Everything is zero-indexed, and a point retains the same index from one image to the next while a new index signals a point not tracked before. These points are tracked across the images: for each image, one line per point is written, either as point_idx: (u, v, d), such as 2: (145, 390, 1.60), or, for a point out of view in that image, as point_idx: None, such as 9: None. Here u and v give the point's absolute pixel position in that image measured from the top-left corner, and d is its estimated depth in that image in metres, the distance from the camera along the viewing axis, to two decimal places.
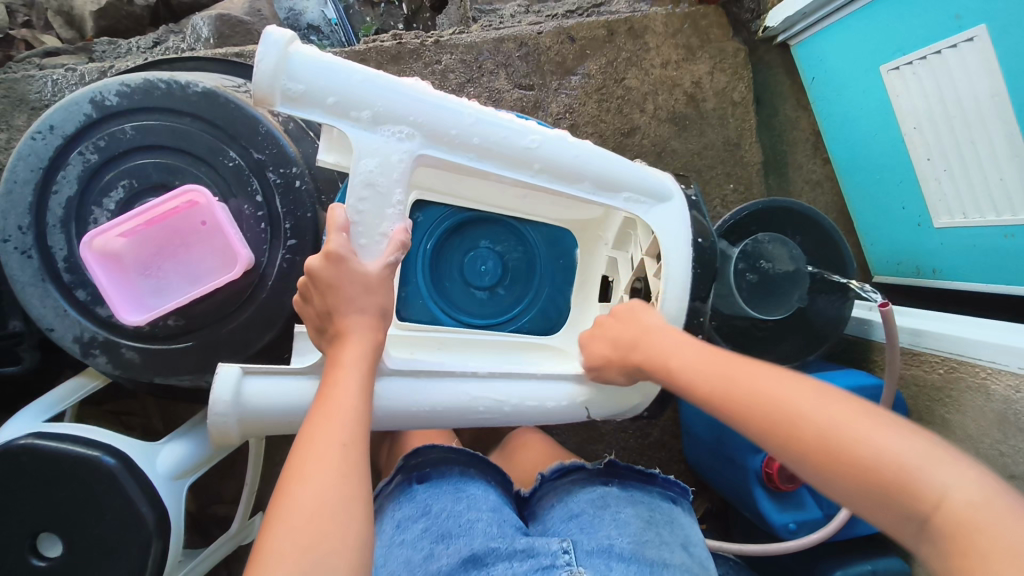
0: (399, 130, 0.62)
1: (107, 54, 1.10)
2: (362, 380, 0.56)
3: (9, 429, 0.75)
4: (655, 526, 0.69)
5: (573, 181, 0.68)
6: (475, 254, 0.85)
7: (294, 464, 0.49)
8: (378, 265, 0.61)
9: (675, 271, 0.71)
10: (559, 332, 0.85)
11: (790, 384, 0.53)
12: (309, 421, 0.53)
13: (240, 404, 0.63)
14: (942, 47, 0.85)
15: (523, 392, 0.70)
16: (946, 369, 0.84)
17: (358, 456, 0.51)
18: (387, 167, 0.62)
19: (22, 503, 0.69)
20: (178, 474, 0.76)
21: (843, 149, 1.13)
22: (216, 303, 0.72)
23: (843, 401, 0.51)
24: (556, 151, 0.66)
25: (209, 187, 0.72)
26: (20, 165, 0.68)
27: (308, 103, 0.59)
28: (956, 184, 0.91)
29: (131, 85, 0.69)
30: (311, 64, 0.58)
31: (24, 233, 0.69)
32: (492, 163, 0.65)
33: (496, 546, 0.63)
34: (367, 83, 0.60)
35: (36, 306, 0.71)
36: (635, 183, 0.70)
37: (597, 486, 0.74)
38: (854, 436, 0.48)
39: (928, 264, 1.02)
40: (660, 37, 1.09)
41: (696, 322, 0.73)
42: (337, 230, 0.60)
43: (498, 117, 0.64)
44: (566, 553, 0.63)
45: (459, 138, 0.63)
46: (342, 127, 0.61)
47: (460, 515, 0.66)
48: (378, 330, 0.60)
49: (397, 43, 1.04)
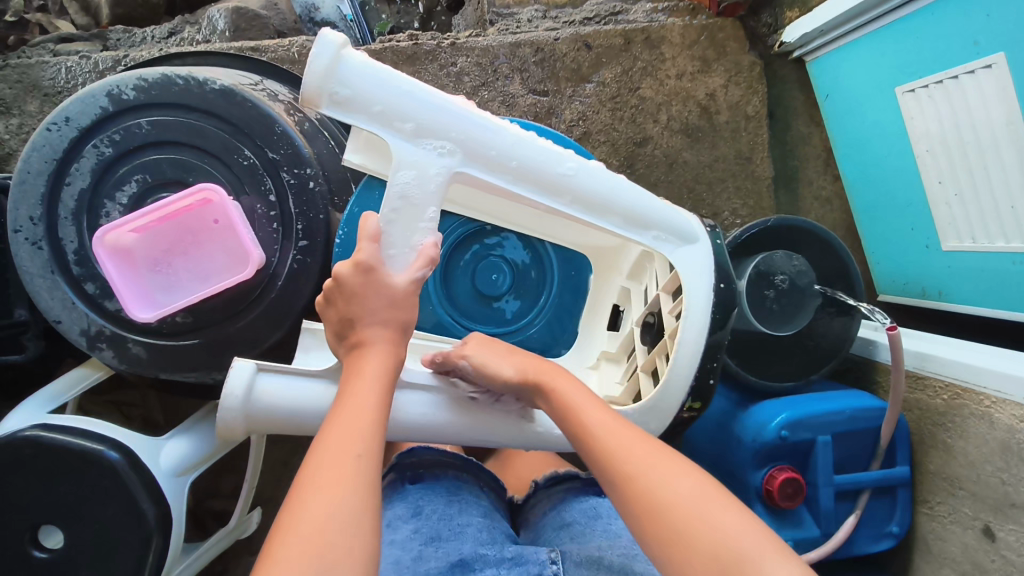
0: (440, 145, 0.62)
1: (121, 42, 1.10)
2: (379, 392, 0.56)
3: (13, 420, 0.75)
4: None
5: (600, 213, 0.66)
6: (489, 261, 0.83)
7: (309, 474, 0.49)
8: (405, 277, 0.60)
9: (693, 314, 0.66)
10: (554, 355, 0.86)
11: (662, 462, 0.53)
12: (325, 430, 0.53)
13: (250, 400, 0.63)
14: (958, 72, 0.85)
15: (465, 410, 0.68)
16: (950, 395, 0.85)
17: (372, 470, 0.50)
18: (423, 181, 0.62)
19: (23, 496, 0.69)
20: (180, 471, 0.76)
21: (854, 169, 1.13)
22: (225, 301, 0.72)
23: (701, 486, 0.51)
24: (590, 181, 0.65)
25: (223, 185, 0.72)
26: (34, 156, 0.68)
27: (355, 109, 0.59)
28: (966, 208, 0.91)
29: (148, 80, 0.69)
30: (361, 69, 0.59)
31: (36, 224, 0.69)
32: (527, 188, 0.64)
33: (485, 553, 0.63)
34: (413, 96, 0.60)
35: (44, 298, 0.71)
36: (663, 220, 0.67)
37: (590, 496, 0.76)
38: (692, 523, 0.48)
39: (935, 286, 1.02)
40: (676, 48, 1.09)
41: (709, 366, 0.67)
42: (369, 239, 0.59)
43: (538, 142, 0.64)
44: (554, 563, 0.61)
45: (497, 160, 0.63)
46: (384, 135, 0.61)
47: (451, 519, 0.67)
48: (399, 344, 0.60)
49: (412, 44, 1.04)
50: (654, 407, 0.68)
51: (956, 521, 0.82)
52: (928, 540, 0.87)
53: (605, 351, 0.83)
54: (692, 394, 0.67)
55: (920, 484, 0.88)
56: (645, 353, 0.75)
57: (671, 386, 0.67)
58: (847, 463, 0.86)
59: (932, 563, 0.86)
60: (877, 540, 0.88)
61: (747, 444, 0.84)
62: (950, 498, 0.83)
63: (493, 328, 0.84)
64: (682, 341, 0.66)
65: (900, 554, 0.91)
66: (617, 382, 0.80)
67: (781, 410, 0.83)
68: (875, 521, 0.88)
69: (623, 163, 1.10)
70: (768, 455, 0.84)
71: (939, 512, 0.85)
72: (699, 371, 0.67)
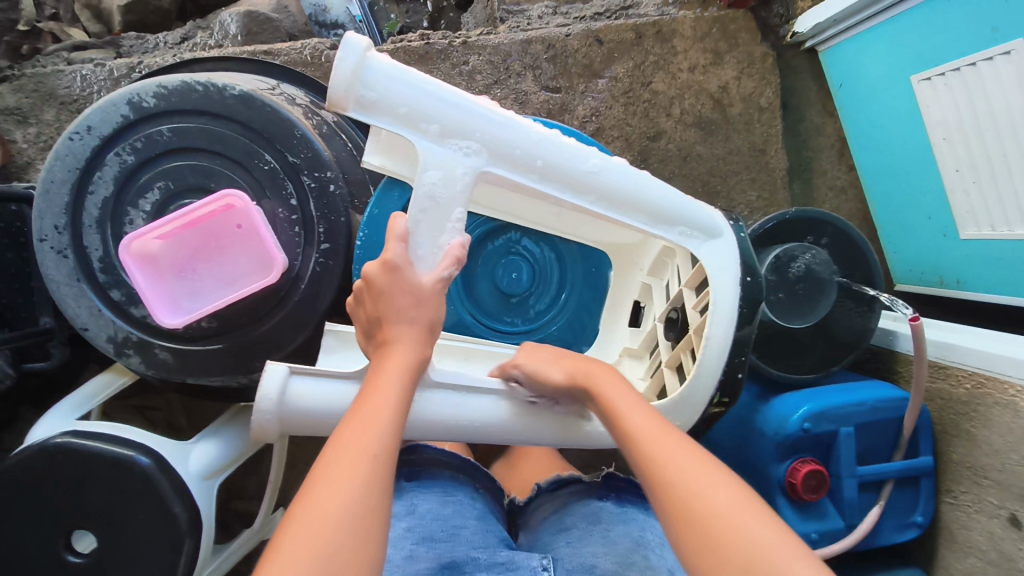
0: (466, 145, 0.62)
1: (134, 48, 1.10)
2: (401, 392, 0.56)
3: (43, 427, 0.75)
4: (644, 547, 0.67)
5: (626, 210, 0.66)
6: (509, 260, 0.83)
7: (323, 466, 0.49)
8: (432, 277, 0.60)
9: (721, 307, 0.66)
10: (578, 353, 0.86)
11: (693, 465, 0.52)
12: (344, 425, 0.53)
13: (284, 403, 0.63)
14: (976, 60, 0.85)
15: (496, 409, 0.67)
16: (973, 384, 0.85)
17: (386, 471, 0.50)
18: (451, 181, 0.62)
19: (55, 501, 0.70)
20: (208, 474, 0.77)
21: (869, 159, 1.12)
22: (249, 306, 0.73)
23: (742, 497, 0.49)
24: (615, 178, 0.65)
25: (244, 190, 0.72)
26: (57, 165, 0.69)
27: (382, 111, 0.60)
28: (985, 196, 0.90)
29: (168, 87, 0.69)
30: (387, 72, 0.59)
31: (60, 233, 0.70)
32: (553, 186, 0.64)
33: (477, 556, 0.63)
34: (439, 97, 0.60)
35: (70, 306, 0.71)
36: (689, 217, 0.67)
37: (593, 499, 0.76)
38: (726, 532, 0.47)
39: (954, 273, 1.02)
40: (688, 41, 1.08)
41: (737, 361, 0.67)
42: (398, 239, 0.60)
43: (563, 140, 0.64)
44: (546, 570, 0.62)
45: (523, 159, 0.63)
46: (411, 137, 0.61)
47: (446, 520, 0.68)
48: (425, 344, 0.60)
49: (424, 44, 1.04)
50: (682, 403, 0.68)
51: (981, 510, 0.82)
52: (951, 529, 0.87)
53: (626, 347, 0.84)
54: (721, 389, 0.67)
55: (944, 473, 0.88)
56: (669, 348, 0.75)
57: (699, 380, 0.67)
58: (868, 454, 0.87)
59: (956, 552, 0.86)
60: (901, 530, 0.88)
61: (769, 436, 0.84)
62: (975, 486, 0.83)
63: (516, 329, 0.85)
64: (710, 335, 0.66)
65: (924, 543, 0.91)
66: (640, 378, 0.80)
67: (802, 403, 0.84)
68: (898, 510, 0.87)
69: (636, 158, 1.10)
70: (791, 447, 0.83)
71: (963, 501, 0.85)
72: (727, 366, 0.67)
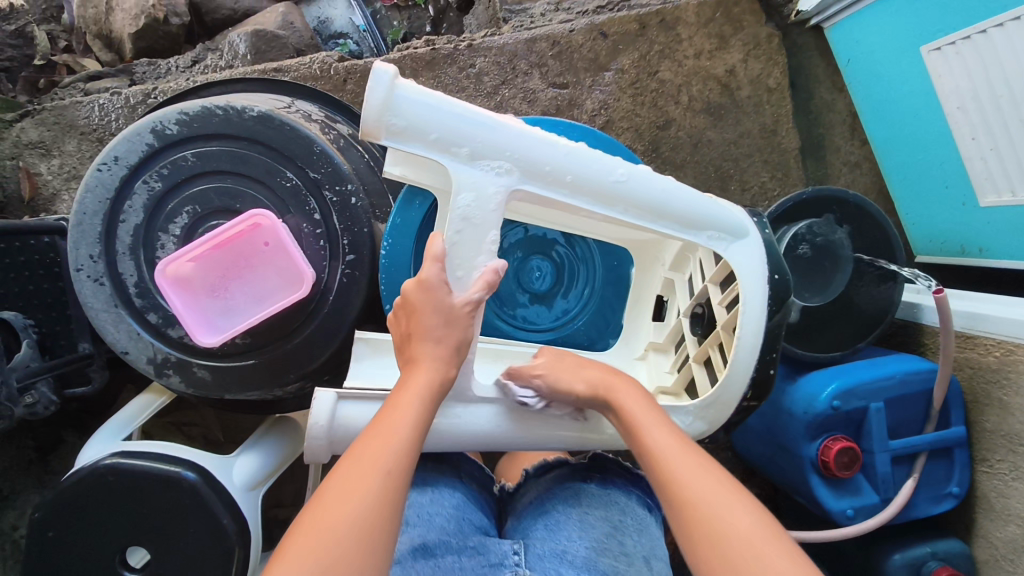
0: (497, 165, 0.62)
1: (147, 75, 1.13)
2: (419, 411, 0.57)
3: (90, 450, 0.78)
4: (620, 532, 0.69)
5: (653, 218, 0.67)
6: (531, 260, 0.85)
7: (335, 477, 0.50)
8: (463, 298, 0.61)
9: (750, 306, 0.66)
10: (602, 349, 0.87)
11: (716, 492, 0.53)
12: (361, 440, 0.54)
13: (334, 428, 0.65)
14: (986, 26, 0.84)
15: (496, 422, 0.67)
16: (1003, 352, 0.85)
17: (398, 489, 0.51)
18: (482, 202, 0.63)
19: (109, 520, 0.73)
20: (253, 485, 0.80)
21: (883, 133, 1.12)
22: (281, 321, 0.75)
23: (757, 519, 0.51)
24: (643, 187, 0.65)
25: (269, 209, 0.74)
26: (88, 197, 0.71)
27: (411, 137, 0.60)
28: (1003, 162, 0.90)
29: (190, 113, 0.71)
30: (415, 98, 0.59)
31: (96, 262, 0.72)
32: (584, 199, 0.65)
33: (449, 540, 0.67)
34: (468, 121, 0.61)
35: (110, 331, 0.74)
36: (715, 219, 0.68)
37: (575, 483, 0.75)
38: (751, 560, 0.48)
39: (975, 242, 1.01)
40: (692, 28, 1.08)
41: (768, 357, 0.68)
42: (434, 260, 0.61)
43: (589, 153, 0.64)
44: (517, 554, 0.66)
45: (553, 175, 0.63)
46: (441, 160, 0.62)
47: (422, 507, 0.71)
48: (450, 364, 0.61)
49: (430, 49, 1.06)
50: (716, 401, 0.68)
51: (1018, 477, 0.82)
52: (989, 497, 0.87)
53: (651, 342, 0.84)
54: (754, 385, 0.68)
55: (977, 442, 0.88)
56: (696, 343, 0.75)
57: (733, 378, 0.67)
58: (899, 428, 0.87)
59: (994, 521, 0.86)
60: (937, 501, 0.88)
61: (799, 416, 0.85)
62: (1010, 454, 0.83)
63: (541, 329, 0.86)
64: (742, 334, 0.66)
65: (961, 514, 0.91)
66: (666, 372, 0.80)
67: (829, 382, 0.84)
68: (933, 481, 0.88)
69: (647, 148, 1.10)
70: (821, 426, 0.84)
71: (1000, 470, 0.85)
72: (758, 361, 0.67)
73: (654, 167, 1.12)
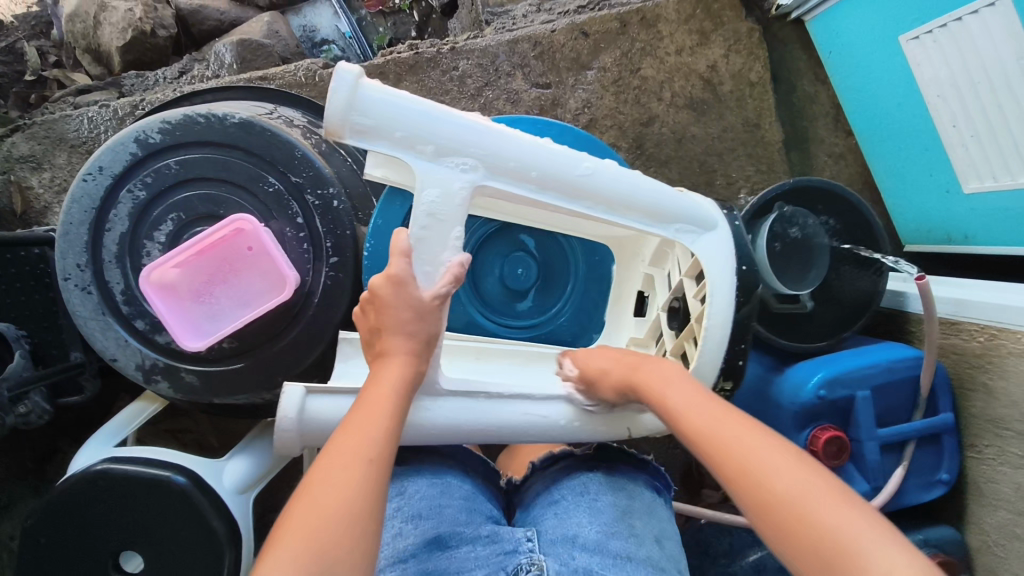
0: (462, 162, 0.63)
1: (136, 87, 1.14)
2: (395, 402, 0.58)
3: (84, 456, 0.80)
4: (630, 516, 0.69)
5: (624, 212, 0.68)
6: (513, 257, 0.86)
7: (320, 468, 0.51)
8: (431, 293, 0.63)
9: (717, 298, 0.67)
10: (582, 345, 0.88)
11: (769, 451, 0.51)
12: (340, 432, 0.55)
13: (304, 420, 0.65)
14: (961, 14, 0.85)
15: (470, 414, 0.68)
16: (987, 337, 0.85)
17: (381, 476, 0.53)
18: (449, 198, 0.63)
19: (101, 525, 0.74)
20: (244, 488, 0.80)
21: (865, 122, 1.12)
22: (266, 324, 0.76)
23: (817, 478, 0.49)
24: (608, 182, 0.66)
25: (252, 213, 0.75)
26: (74, 207, 0.72)
27: (377, 136, 0.61)
28: (984, 148, 0.90)
29: (172, 122, 0.72)
30: (379, 98, 0.60)
31: (83, 271, 0.74)
32: (551, 195, 0.66)
33: (461, 530, 0.66)
34: (432, 118, 0.61)
35: (99, 339, 0.75)
36: (686, 213, 0.69)
37: (582, 473, 0.74)
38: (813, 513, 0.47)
39: (960, 230, 1.01)
40: (672, 25, 1.09)
41: (738, 348, 0.69)
42: (400, 255, 0.62)
43: (554, 148, 0.65)
44: (530, 540, 0.64)
45: (519, 170, 0.64)
46: (407, 159, 0.62)
47: (433, 499, 0.70)
48: (420, 358, 0.62)
49: (413, 54, 1.07)
50: None
51: (1006, 462, 0.83)
52: (978, 482, 0.87)
53: (632, 337, 0.84)
54: (722, 373, 0.69)
55: (965, 428, 0.88)
56: (673, 337, 0.77)
57: (702, 369, 0.69)
58: (887, 415, 0.87)
59: (984, 506, 0.86)
60: (928, 488, 0.88)
61: (786, 407, 0.85)
62: (997, 439, 0.83)
63: (523, 325, 0.87)
64: (709, 325, 0.67)
65: (952, 501, 0.91)
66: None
67: (816, 370, 0.84)
68: (922, 468, 0.88)
69: (631, 146, 1.11)
70: (809, 415, 0.84)
71: (988, 455, 0.85)
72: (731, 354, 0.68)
73: (638, 164, 1.12)
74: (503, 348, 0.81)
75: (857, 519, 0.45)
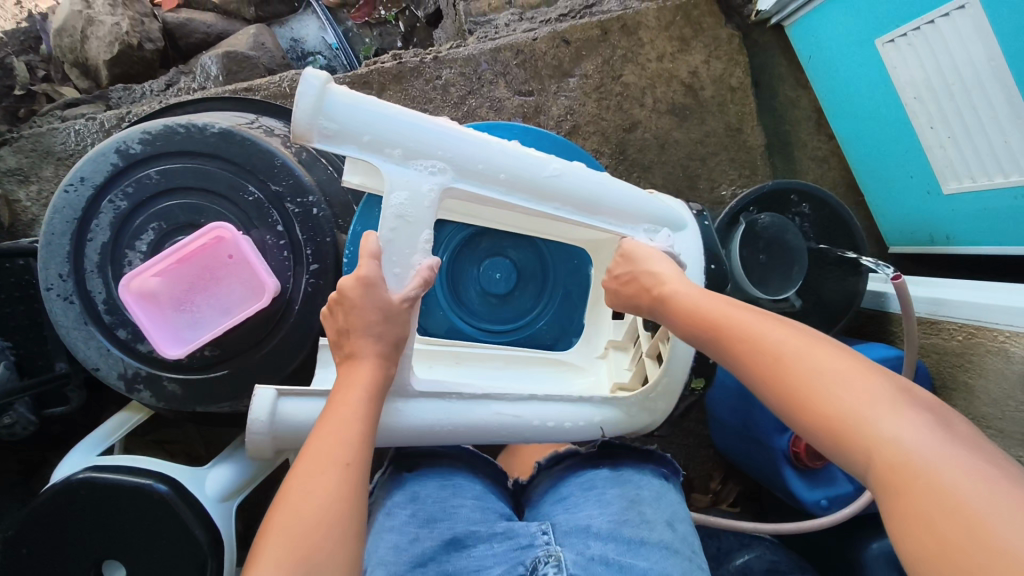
0: (431, 165, 0.64)
1: (123, 100, 1.15)
2: (365, 403, 0.58)
3: (65, 467, 0.79)
4: (638, 503, 0.66)
5: (592, 212, 0.70)
6: (491, 262, 0.87)
7: (296, 474, 0.52)
8: (399, 296, 0.63)
9: None
10: (561, 347, 0.89)
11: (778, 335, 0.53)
12: (313, 436, 0.55)
13: (276, 422, 0.66)
14: (934, 17, 0.85)
15: (447, 414, 0.69)
16: (965, 335, 0.85)
17: (359, 479, 0.53)
18: (417, 200, 0.64)
19: (83, 534, 0.74)
20: (225, 496, 0.81)
21: (845, 124, 1.13)
22: (247, 331, 0.76)
23: (823, 354, 0.51)
24: (577, 182, 0.68)
25: (233, 222, 0.75)
26: (56, 218, 0.73)
27: (344, 140, 0.62)
28: (961, 149, 0.91)
29: (152, 132, 0.73)
30: (344, 102, 0.61)
31: (65, 281, 0.74)
32: (520, 196, 0.67)
33: (477, 529, 0.64)
34: (399, 121, 0.62)
35: (82, 348, 0.75)
36: (652, 212, 0.73)
37: (587, 469, 0.72)
38: (819, 386, 0.49)
39: (942, 231, 1.02)
40: (653, 31, 1.10)
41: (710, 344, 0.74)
42: (369, 257, 0.61)
43: (520, 151, 0.66)
44: (545, 534, 0.63)
45: (487, 172, 0.65)
46: (375, 162, 0.63)
47: (445, 501, 0.68)
48: (389, 360, 0.62)
49: (396, 63, 1.08)
50: (663, 389, 0.73)
51: None
52: None
53: (611, 340, 0.85)
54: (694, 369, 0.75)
55: None
56: (647, 338, 0.78)
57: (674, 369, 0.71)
58: None
59: None
60: None
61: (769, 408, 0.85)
62: None
63: (503, 330, 0.88)
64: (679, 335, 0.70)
65: None
66: (626, 369, 0.81)
67: None
68: None
69: (614, 152, 1.12)
70: None
71: None
72: None
73: (622, 169, 1.13)
74: (479, 352, 0.81)
75: (869, 397, 0.47)
